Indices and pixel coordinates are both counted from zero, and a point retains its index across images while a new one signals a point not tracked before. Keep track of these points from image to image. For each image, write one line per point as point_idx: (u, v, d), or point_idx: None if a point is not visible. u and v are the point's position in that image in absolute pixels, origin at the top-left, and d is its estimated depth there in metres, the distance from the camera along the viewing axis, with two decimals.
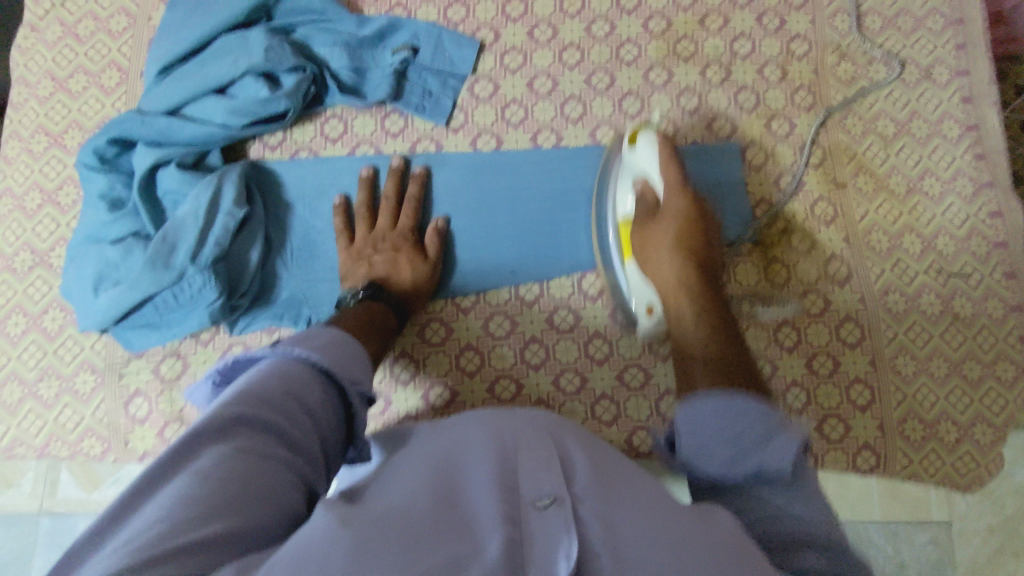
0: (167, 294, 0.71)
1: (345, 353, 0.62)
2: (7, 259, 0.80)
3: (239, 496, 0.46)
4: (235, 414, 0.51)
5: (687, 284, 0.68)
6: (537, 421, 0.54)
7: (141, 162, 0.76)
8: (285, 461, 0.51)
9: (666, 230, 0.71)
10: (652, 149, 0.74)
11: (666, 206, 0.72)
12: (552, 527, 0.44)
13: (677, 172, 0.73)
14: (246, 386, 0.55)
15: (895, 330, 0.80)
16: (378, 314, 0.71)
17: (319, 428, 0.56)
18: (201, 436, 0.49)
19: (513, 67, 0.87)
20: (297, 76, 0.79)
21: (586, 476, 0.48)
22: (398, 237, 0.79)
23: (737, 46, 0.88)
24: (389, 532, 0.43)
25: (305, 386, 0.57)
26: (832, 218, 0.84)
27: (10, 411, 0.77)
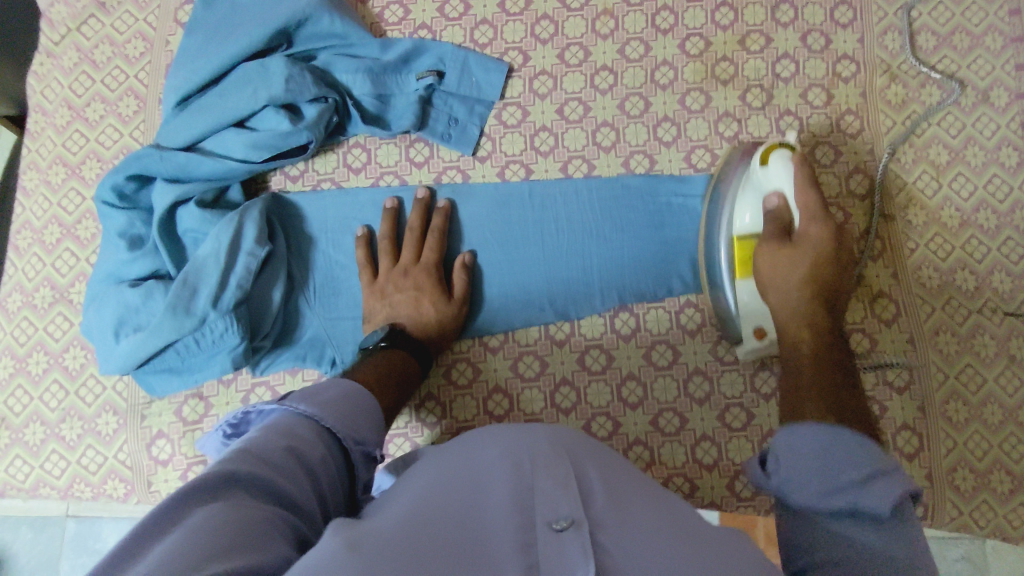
0: (188, 340, 0.69)
1: (354, 409, 0.59)
2: (28, 295, 0.79)
3: (237, 544, 0.41)
4: (226, 471, 0.46)
5: (808, 315, 0.64)
6: (555, 435, 0.53)
7: (161, 200, 0.74)
8: (287, 519, 0.46)
9: (794, 268, 0.65)
10: (788, 168, 0.67)
11: (802, 234, 0.66)
12: (568, 554, 0.41)
13: (817, 194, 0.66)
14: (243, 444, 0.50)
15: (946, 373, 0.76)
16: (398, 362, 0.69)
17: (323, 489, 0.52)
18: (189, 496, 0.44)
19: (542, 92, 0.83)
20: (319, 106, 0.76)
21: (603, 497, 0.47)
22: (421, 274, 0.76)
23: (780, 67, 0.83)
24: (401, 555, 0.41)
25: (308, 444, 0.53)
26: (879, 252, 0.79)
27: (33, 452, 0.76)
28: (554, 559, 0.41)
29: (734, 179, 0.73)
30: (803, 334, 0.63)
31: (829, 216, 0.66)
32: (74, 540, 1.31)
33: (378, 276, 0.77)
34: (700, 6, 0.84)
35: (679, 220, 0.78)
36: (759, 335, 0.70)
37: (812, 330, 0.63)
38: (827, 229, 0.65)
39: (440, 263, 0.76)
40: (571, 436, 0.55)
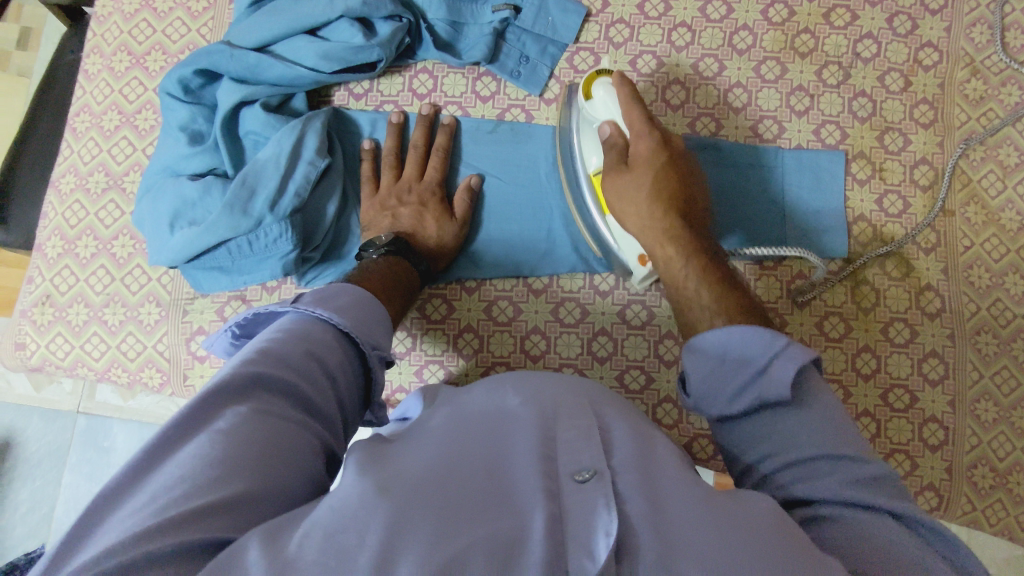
0: (241, 241, 0.69)
1: (367, 315, 0.56)
2: (82, 178, 0.79)
3: (268, 459, 0.41)
4: (251, 372, 0.45)
5: (666, 223, 0.64)
6: (579, 397, 0.53)
7: (227, 98, 0.73)
8: (303, 424, 0.45)
9: (642, 184, 0.65)
10: (609, 92, 0.68)
11: (635, 155, 0.66)
12: (593, 500, 0.42)
13: (641, 107, 0.66)
14: (260, 348, 0.48)
15: (982, 373, 0.76)
16: (403, 271, 0.69)
17: (339, 394, 0.50)
18: (214, 395, 0.43)
19: (618, 40, 0.82)
20: (393, 25, 0.76)
21: (629, 453, 0.47)
22: (425, 192, 0.76)
23: (861, 47, 0.82)
24: (427, 495, 0.41)
25: (326, 348, 0.51)
26: (933, 245, 0.79)
27: (74, 331, 0.76)
28: (578, 503, 0.42)
29: (571, 120, 0.74)
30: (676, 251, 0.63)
31: (655, 128, 0.66)
32: (84, 434, 1.35)
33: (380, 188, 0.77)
34: None
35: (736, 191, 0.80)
36: (640, 262, 0.69)
37: (676, 242, 0.63)
38: (656, 141, 0.65)
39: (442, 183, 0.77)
40: (593, 396, 0.56)
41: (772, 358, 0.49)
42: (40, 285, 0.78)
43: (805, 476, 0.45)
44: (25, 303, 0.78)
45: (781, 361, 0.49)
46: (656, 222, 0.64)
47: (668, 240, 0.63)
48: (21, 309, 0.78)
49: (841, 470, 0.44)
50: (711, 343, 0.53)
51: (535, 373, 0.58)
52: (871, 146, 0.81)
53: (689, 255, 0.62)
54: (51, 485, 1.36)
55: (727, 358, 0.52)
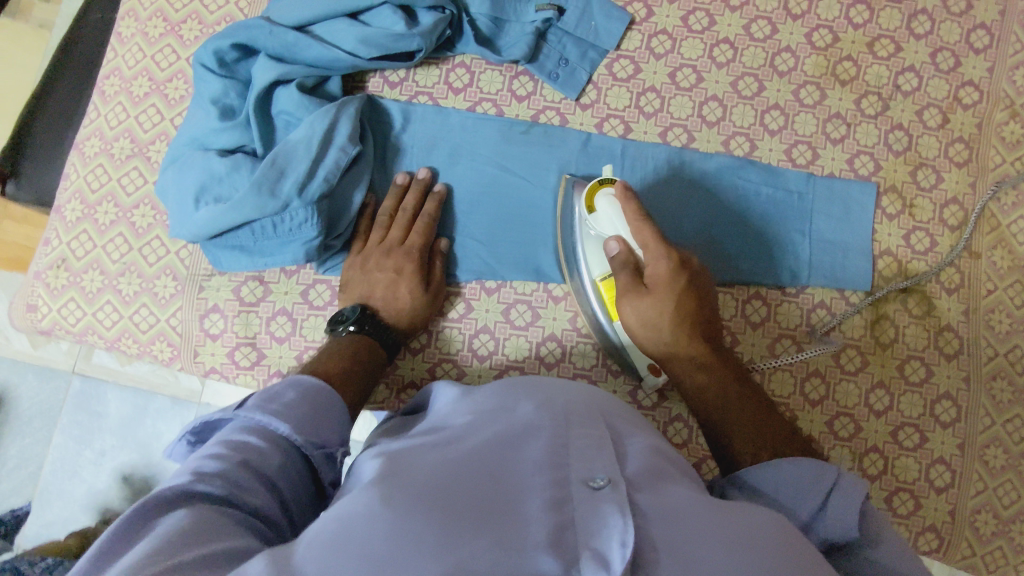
0: (266, 222, 0.68)
1: (314, 412, 0.55)
2: (107, 142, 0.78)
3: (210, 541, 0.40)
4: (182, 484, 0.44)
5: (687, 347, 0.66)
6: (591, 404, 0.53)
7: (262, 75, 0.72)
8: (243, 522, 0.45)
9: (663, 305, 0.65)
10: (612, 208, 0.69)
11: (651, 274, 0.66)
12: (604, 510, 0.42)
13: (652, 226, 0.66)
14: (196, 463, 0.47)
15: (993, 418, 0.76)
16: (363, 349, 0.67)
17: (282, 497, 0.50)
18: (148, 509, 0.42)
19: (659, 51, 0.81)
20: (436, 15, 0.75)
21: (639, 465, 0.47)
22: (402, 259, 0.73)
23: (902, 80, 0.81)
24: (437, 501, 0.42)
25: (262, 455, 0.50)
26: (957, 286, 0.78)
27: (88, 298, 0.76)
28: (586, 515, 0.42)
29: (574, 225, 0.74)
30: (694, 373, 0.66)
31: (668, 248, 0.66)
32: (78, 396, 1.34)
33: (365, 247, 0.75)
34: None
35: (764, 214, 0.79)
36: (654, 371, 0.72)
37: (705, 369, 0.65)
38: (673, 262, 0.65)
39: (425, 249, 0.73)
40: (606, 405, 0.55)
41: (830, 491, 0.51)
42: (57, 248, 0.77)
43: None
44: (40, 264, 0.77)
45: (839, 496, 0.50)
46: (682, 346, 0.66)
47: (698, 368, 0.65)
48: (36, 271, 0.77)
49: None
50: (770, 471, 0.54)
51: (545, 378, 0.58)
52: (904, 180, 0.80)
53: (721, 380, 0.65)
54: (41, 444, 1.35)
55: (785, 492, 0.53)
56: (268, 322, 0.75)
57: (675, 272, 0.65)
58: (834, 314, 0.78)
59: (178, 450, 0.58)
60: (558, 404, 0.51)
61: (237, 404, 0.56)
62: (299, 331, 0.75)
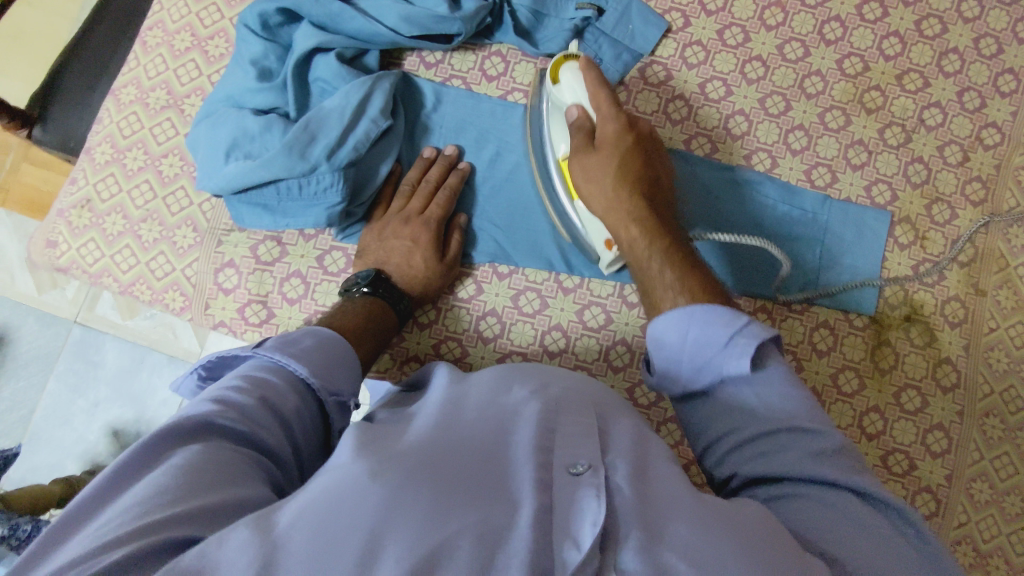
0: (293, 183, 0.69)
1: (332, 359, 0.59)
2: (142, 91, 0.79)
3: (221, 485, 0.42)
4: (202, 416, 0.46)
5: (631, 208, 0.64)
6: (586, 397, 0.54)
7: (303, 41, 0.73)
8: (255, 463, 0.46)
9: (607, 161, 0.65)
10: (574, 77, 0.70)
11: (602, 135, 0.66)
12: (582, 493, 0.42)
13: (608, 92, 0.67)
14: (218, 393, 0.50)
15: (983, 454, 0.77)
16: (378, 311, 0.69)
17: (294, 440, 0.52)
18: (161, 441, 0.43)
19: (692, 61, 0.83)
20: (478, 2, 0.76)
21: (628, 454, 0.48)
22: (420, 228, 0.74)
23: (927, 114, 0.82)
24: (421, 478, 0.42)
25: (280, 394, 0.52)
26: (960, 320, 0.80)
27: (107, 241, 0.77)
28: (569, 497, 0.42)
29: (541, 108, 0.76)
30: (638, 237, 0.63)
31: (621, 112, 0.66)
32: (76, 344, 1.35)
33: (384, 215, 0.76)
34: (871, 29, 0.83)
35: (778, 230, 0.80)
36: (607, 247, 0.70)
37: (642, 223, 0.63)
38: (622, 124, 0.66)
39: (442, 222, 0.74)
40: (603, 399, 0.56)
41: (732, 337, 0.51)
42: (82, 188, 0.78)
43: (768, 452, 0.49)
44: (64, 203, 0.79)
45: (741, 343, 0.51)
46: (620, 206, 0.64)
47: (632, 221, 0.63)
48: (59, 209, 0.79)
49: (797, 445, 0.48)
50: (675, 318, 0.55)
51: (554, 368, 0.60)
52: (919, 213, 0.81)
53: (650, 237, 0.62)
54: (35, 387, 1.36)
55: (686, 342, 0.54)
56: (281, 283, 0.76)
57: (626, 137, 0.66)
58: (836, 336, 0.80)
59: (189, 384, 0.61)
60: (551, 396, 0.52)
61: (257, 345, 0.58)
62: (311, 294, 0.76)
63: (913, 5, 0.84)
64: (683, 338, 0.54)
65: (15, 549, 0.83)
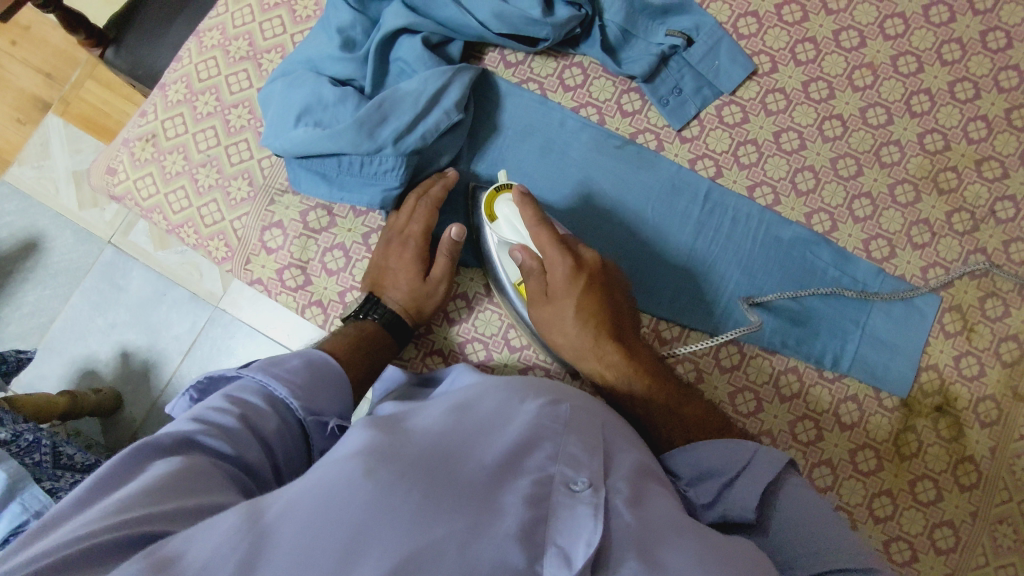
0: (356, 160, 0.70)
1: (317, 380, 0.59)
2: (226, 39, 0.80)
3: (197, 489, 0.44)
4: (184, 433, 0.49)
5: (594, 338, 0.69)
6: (593, 418, 0.54)
7: (392, 19, 0.73)
8: (233, 477, 0.48)
9: (562, 310, 0.69)
10: (511, 210, 0.71)
11: (553, 287, 0.69)
12: (578, 511, 0.43)
13: (549, 229, 0.69)
14: (198, 411, 0.52)
15: (989, 560, 0.75)
16: (370, 333, 0.69)
17: (276, 459, 0.53)
18: (145, 451, 0.46)
19: (772, 108, 0.81)
20: (571, 12, 0.75)
21: (628, 481, 0.49)
22: (405, 248, 0.73)
23: (1000, 206, 0.80)
24: (422, 476, 0.42)
25: (261, 415, 0.54)
26: (991, 421, 0.78)
27: (164, 178, 0.78)
28: (564, 512, 0.43)
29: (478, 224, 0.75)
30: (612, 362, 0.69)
31: (568, 251, 0.68)
32: (105, 266, 1.37)
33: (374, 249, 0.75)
34: (959, 109, 0.81)
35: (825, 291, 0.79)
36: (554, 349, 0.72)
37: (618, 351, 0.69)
38: (568, 270, 0.68)
39: (422, 238, 0.73)
40: (610, 424, 0.56)
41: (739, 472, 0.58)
42: (150, 122, 0.79)
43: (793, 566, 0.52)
44: (130, 133, 0.80)
45: (761, 465, 0.58)
46: (590, 344, 0.69)
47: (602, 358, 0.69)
48: (125, 138, 0.80)
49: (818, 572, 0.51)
50: (702, 450, 0.61)
51: (574, 389, 0.60)
52: (958, 274, 0.79)
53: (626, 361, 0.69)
54: (59, 299, 1.38)
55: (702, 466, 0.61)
56: (324, 252, 0.76)
57: (577, 280, 0.68)
58: (862, 412, 0.78)
59: (180, 406, 0.61)
60: (557, 413, 0.52)
61: (246, 364, 0.60)
62: (351, 269, 0.76)
63: (1008, 92, 0.81)
64: (699, 466, 0.61)
65: (15, 456, 0.87)
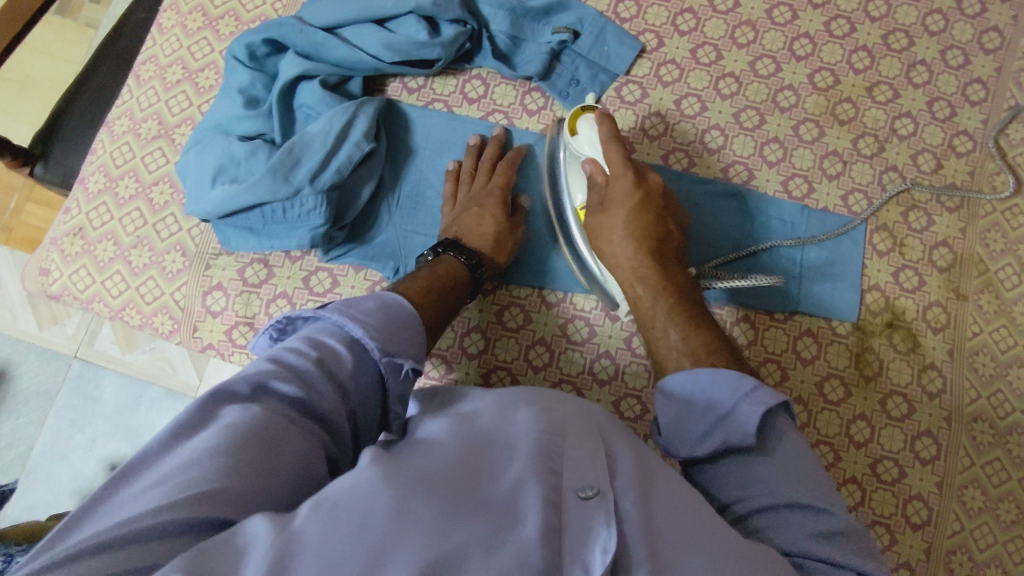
0: (277, 206, 0.72)
1: (397, 321, 0.57)
2: (135, 123, 0.82)
3: (259, 455, 0.44)
4: (260, 377, 0.49)
5: (639, 266, 0.68)
6: (589, 417, 0.54)
7: (288, 69, 0.76)
8: (303, 431, 0.48)
9: (616, 219, 0.70)
10: (592, 127, 0.72)
11: (609, 195, 0.70)
12: (592, 517, 0.43)
13: (620, 147, 0.70)
14: (278, 353, 0.51)
15: (973, 460, 0.76)
16: (444, 275, 0.68)
17: (349, 404, 0.52)
18: (218, 398, 0.46)
19: (666, 79, 0.85)
20: (457, 28, 0.79)
21: (632, 476, 0.48)
22: (486, 198, 0.76)
23: (899, 124, 0.84)
24: (433, 494, 0.42)
25: (338, 358, 0.52)
26: (942, 325, 0.80)
27: (98, 267, 0.79)
28: (578, 520, 0.43)
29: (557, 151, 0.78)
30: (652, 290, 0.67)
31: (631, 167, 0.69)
32: (75, 380, 1.35)
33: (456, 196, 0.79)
34: (840, 45, 0.86)
35: (756, 238, 0.82)
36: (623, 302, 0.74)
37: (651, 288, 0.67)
38: (631, 180, 0.69)
39: (506, 188, 0.77)
40: (604, 423, 0.55)
41: (738, 404, 0.53)
42: (75, 217, 0.80)
43: (774, 523, 0.49)
44: (57, 232, 0.81)
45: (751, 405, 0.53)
46: (628, 265, 0.69)
47: (636, 279, 0.68)
48: (52, 237, 0.81)
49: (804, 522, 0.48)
50: (692, 377, 0.57)
51: (561, 393, 0.58)
52: (880, 199, 0.82)
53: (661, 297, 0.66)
54: (34, 425, 1.36)
55: (703, 401, 0.56)
56: (268, 304, 0.77)
57: (638, 196, 0.69)
58: (820, 344, 0.80)
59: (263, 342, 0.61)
60: (557, 417, 0.51)
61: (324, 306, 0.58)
62: None
63: (880, 20, 0.86)
64: (692, 398, 0.56)
65: None
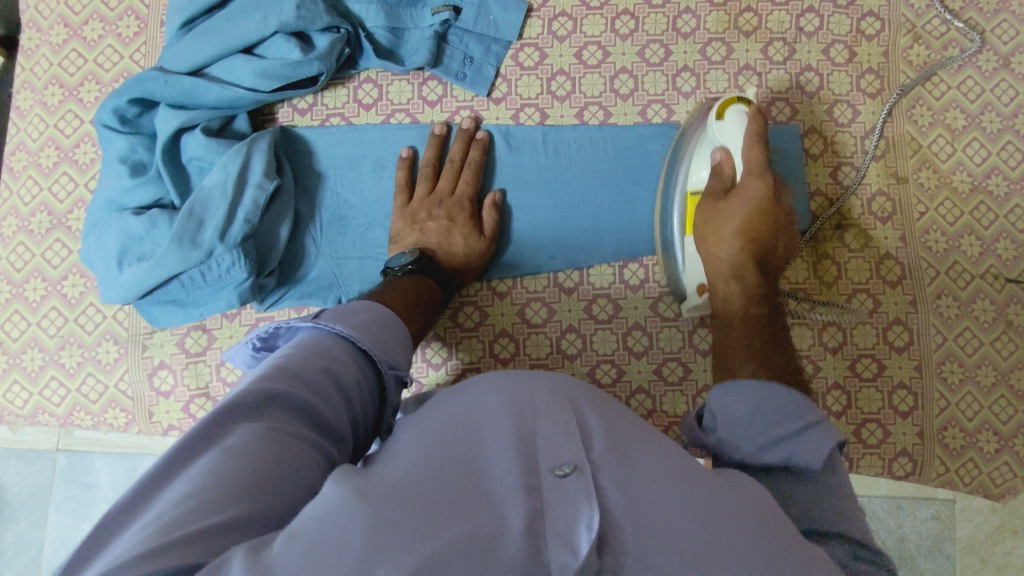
0: (194, 272, 0.68)
1: (387, 334, 0.57)
2: (23, 220, 0.77)
3: (264, 475, 0.40)
4: (264, 390, 0.45)
5: (733, 262, 0.64)
6: (557, 387, 0.49)
7: (165, 125, 0.71)
8: (315, 444, 0.45)
9: (732, 215, 0.65)
10: (739, 121, 0.67)
11: (740, 186, 0.65)
12: (574, 497, 0.38)
13: (763, 150, 0.65)
14: (279, 360, 0.49)
15: (945, 335, 0.77)
16: (425, 290, 0.69)
17: (353, 412, 0.50)
18: (227, 415, 0.43)
19: (561, 34, 0.81)
20: (330, 36, 0.74)
21: (610, 439, 0.43)
22: (455, 207, 0.75)
23: (804, 21, 0.81)
24: (402, 512, 0.36)
25: (343, 366, 0.51)
26: (889, 214, 0.79)
27: (31, 378, 0.75)
28: (560, 502, 0.38)
29: (693, 137, 0.73)
30: (733, 292, 0.64)
31: (767, 173, 0.65)
32: (64, 473, 1.20)
33: (411, 200, 0.76)
34: None
35: None
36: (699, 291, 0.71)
37: (735, 274, 0.64)
38: (765, 180, 0.64)
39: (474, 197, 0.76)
40: (573, 391, 0.49)
41: (808, 425, 0.47)
42: None
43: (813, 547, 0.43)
44: None
45: (815, 433, 0.47)
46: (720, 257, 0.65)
47: (730, 274, 0.64)
48: None
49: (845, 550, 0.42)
50: (741, 387, 0.51)
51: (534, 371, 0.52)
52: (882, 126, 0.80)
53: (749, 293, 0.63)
54: (38, 526, 1.21)
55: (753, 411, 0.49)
56: (217, 369, 0.74)
57: (767, 200, 0.64)
58: None
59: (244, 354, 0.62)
60: (524, 395, 0.46)
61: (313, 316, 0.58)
62: None
63: None
64: (751, 411, 0.49)
65: None
